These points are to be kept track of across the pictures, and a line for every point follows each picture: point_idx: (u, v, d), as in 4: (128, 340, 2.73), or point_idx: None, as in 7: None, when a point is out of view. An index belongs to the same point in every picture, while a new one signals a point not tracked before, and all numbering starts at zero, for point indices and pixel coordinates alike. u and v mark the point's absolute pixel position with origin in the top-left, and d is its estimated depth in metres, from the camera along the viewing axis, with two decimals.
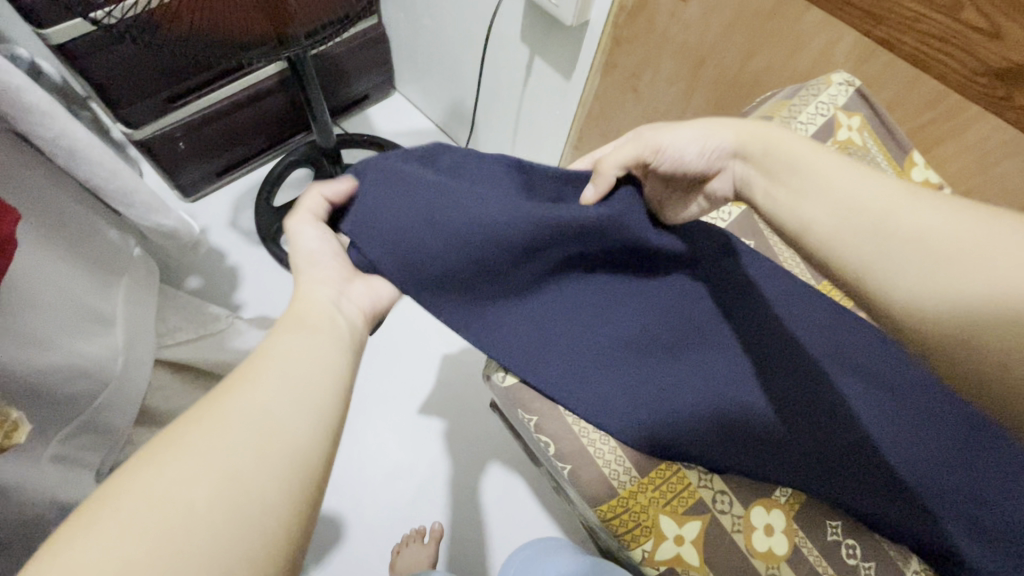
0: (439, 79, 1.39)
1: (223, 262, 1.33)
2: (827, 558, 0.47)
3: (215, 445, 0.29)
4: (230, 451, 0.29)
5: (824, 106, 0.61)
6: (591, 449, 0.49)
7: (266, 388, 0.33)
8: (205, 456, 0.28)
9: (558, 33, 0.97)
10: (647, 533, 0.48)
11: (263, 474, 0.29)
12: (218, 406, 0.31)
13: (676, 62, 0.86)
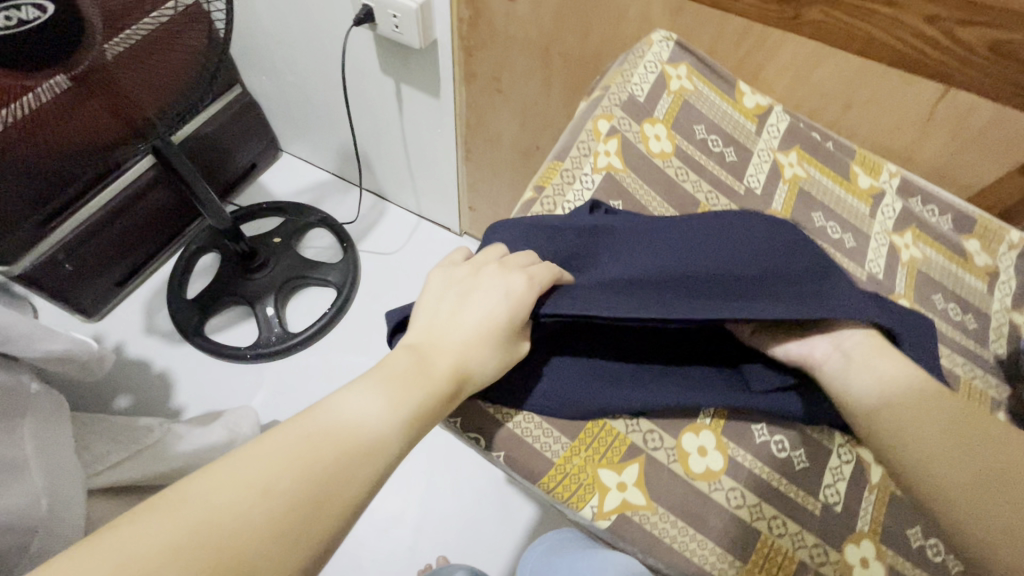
0: (319, 127, 1.38)
1: (149, 371, 1.27)
2: (760, 457, 0.50)
3: (248, 491, 0.31)
4: (270, 486, 0.32)
5: (652, 63, 0.66)
6: (520, 433, 0.46)
7: (295, 439, 0.35)
8: (224, 498, 0.31)
9: (412, 56, 0.99)
10: (589, 488, 0.45)
11: (263, 524, 0.31)
12: (271, 445, 0.34)
13: (526, 58, 0.90)
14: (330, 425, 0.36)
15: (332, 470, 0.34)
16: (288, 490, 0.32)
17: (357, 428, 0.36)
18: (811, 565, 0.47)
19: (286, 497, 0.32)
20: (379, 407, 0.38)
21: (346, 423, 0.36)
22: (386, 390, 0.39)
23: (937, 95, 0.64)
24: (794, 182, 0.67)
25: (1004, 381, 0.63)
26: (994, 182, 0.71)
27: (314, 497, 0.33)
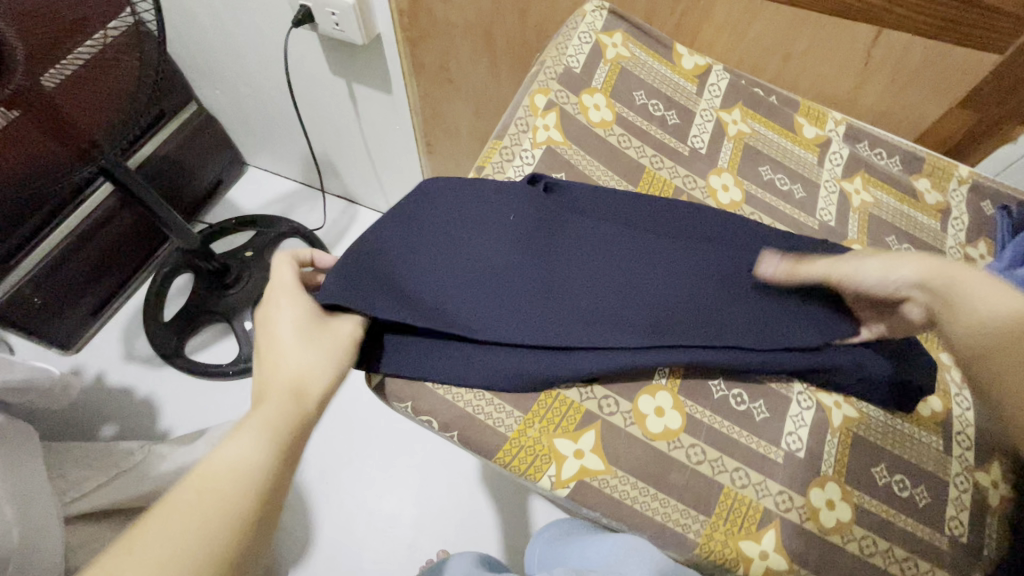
0: (279, 137, 1.37)
1: (134, 398, 1.26)
2: (719, 412, 0.50)
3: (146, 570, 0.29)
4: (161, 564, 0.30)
5: (585, 33, 0.66)
6: (472, 412, 0.46)
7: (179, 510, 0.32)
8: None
9: (357, 55, 0.99)
10: (546, 458, 0.46)
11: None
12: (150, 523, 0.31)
13: (469, 42, 0.91)
14: (213, 471, 0.34)
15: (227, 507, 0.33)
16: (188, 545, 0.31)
17: (235, 467, 0.35)
18: (777, 512, 0.48)
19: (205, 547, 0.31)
20: (261, 446, 0.37)
21: (225, 466, 0.35)
22: (257, 428, 0.37)
23: (871, 38, 0.64)
24: (739, 139, 0.67)
25: None
26: (938, 119, 0.71)
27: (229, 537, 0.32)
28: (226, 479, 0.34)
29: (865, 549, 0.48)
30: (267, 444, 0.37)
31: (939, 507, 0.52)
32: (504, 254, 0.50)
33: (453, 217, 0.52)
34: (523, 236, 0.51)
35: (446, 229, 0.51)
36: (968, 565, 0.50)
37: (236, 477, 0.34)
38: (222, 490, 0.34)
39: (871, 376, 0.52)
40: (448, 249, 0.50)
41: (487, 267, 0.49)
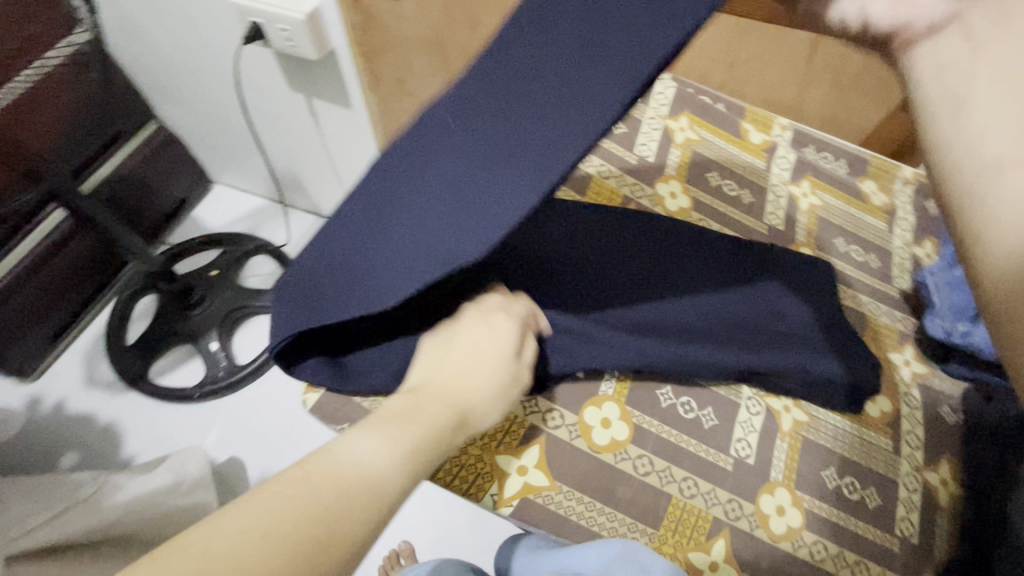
0: (243, 154, 1.35)
1: (94, 426, 1.20)
2: (667, 421, 0.50)
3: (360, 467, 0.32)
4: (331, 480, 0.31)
5: None
6: None
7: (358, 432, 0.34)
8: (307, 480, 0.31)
9: (313, 70, 0.98)
10: (489, 476, 0.45)
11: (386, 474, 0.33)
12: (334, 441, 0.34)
13: (424, 54, 0.91)
14: (337, 466, 0.32)
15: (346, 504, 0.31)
16: (264, 536, 0.29)
17: (366, 468, 0.32)
18: (726, 522, 0.47)
19: (290, 548, 0.29)
20: (384, 447, 0.34)
21: (348, 468, 0.32)
22: (394, 432, 0.35)
23: (809, 45, 0.65)
24: (687, 146, 0.67)
25: (910, 313, 0.64)
26: (879, 123, 0.73)
27: (314, 536, 0.29)
28: (342, 475, 0.32)
29: (817, 555, 0.48)
30: (397, 444, 0.34)
31: (891, 508, 0.52)
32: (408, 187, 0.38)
33: (366, 187, 0.43)
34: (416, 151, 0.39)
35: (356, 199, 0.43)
36: (920, 566, 0.50)
37: (352, 476, 0.32)
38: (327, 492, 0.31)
39: (815, 375, 0.53)
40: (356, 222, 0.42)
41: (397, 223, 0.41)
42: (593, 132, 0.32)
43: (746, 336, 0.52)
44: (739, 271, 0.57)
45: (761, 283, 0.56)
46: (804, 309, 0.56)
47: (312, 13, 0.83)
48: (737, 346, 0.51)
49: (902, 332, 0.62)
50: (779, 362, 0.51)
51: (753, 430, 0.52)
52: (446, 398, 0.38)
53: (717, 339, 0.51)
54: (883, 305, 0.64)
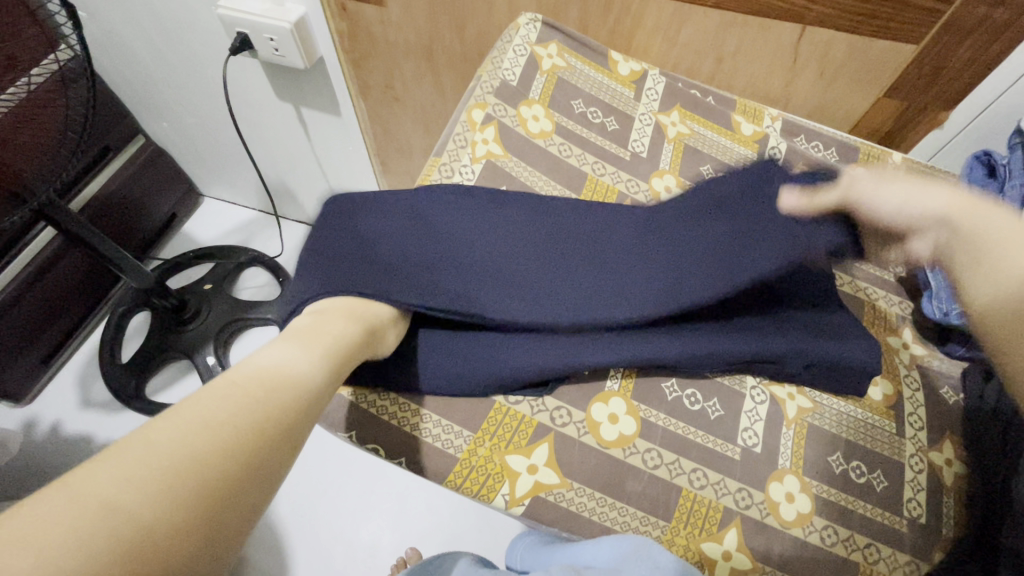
0: (233, 167, 1.34)
1: (92, 446, 1.18)
2: (674, 413, 0.50)
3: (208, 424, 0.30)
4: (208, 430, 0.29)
5: (520, 45, 0.66)
6: (417, 435, 0.46)
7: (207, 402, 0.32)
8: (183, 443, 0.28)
9: (300, 79, 0.97)
10: (499, 477, 0.45)
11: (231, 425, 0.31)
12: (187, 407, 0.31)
13: (412, 60, 0.92)
14: (263, 367, 0.36)
15: (284, 392, 0.35)
16: (217, 413, 0.30)
17: (287, 368, 0.37)
18: (736, 511, 0.47)
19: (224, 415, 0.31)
20: (305, 355, 0.39)
21: (276, 366, 0.36)
22: (305, 347, 0.40)
23: (795, 35, 0.66)
24: (679, 141, 0.68)
25: (906, 297, 0.65)
26: (866, 111, 0.73)
27: (265, 411, 0.33)
28: (269, 373, 0.36)
29: (827, 540, 0.48)
30: (309, 351, 0.40)
31: (898, 490, 0.52)
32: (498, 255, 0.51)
33: (453, 226, 0.52)
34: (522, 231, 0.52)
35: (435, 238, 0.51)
36: (929, 546, 0.51)
37: (281, 373, 0.36)
38: (267, 386, 0.34)
39: (825, 360, 0.52)
40: (428, 247, 0.50)
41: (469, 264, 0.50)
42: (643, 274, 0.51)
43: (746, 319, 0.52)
44: (735, 256, 0.57)
45: None
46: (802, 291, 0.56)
47: (299, 22, 0.82)
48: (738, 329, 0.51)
49: (899, 316, 0.63)
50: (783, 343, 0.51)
51: (761, 419, 0.52)
52: (349, 315, 0.44)
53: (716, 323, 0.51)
54: (880, 290, 0.64)
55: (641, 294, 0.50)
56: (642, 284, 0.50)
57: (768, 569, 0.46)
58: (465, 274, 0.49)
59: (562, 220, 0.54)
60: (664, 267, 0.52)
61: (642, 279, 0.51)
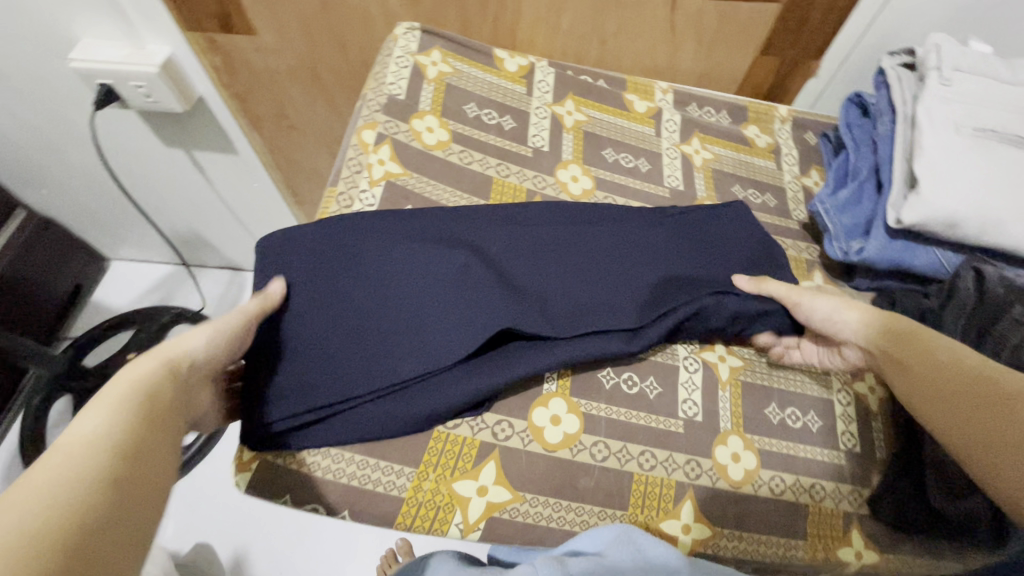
0: (135, 225, 1.25)
1: None
2: (615, 401, 0.50)
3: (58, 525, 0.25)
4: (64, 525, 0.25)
5: (401, 57, 0.65)
6: (359, 483, 0.42)
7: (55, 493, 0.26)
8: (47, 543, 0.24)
9: (184, 121, 0.91)
10: (450, 507, 0.43)
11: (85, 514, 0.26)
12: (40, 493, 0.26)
13: (298, 85, 0.88)
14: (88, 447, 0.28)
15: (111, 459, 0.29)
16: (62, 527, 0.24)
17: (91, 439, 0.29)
18: (689, 483, 0.49)
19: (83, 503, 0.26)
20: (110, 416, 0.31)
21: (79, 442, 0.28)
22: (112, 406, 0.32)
23: (668, 8, 0.68)
24: (578, 128, 0.68)
25: (811, 240, 0.68)
26: (749, 71, 0.77)
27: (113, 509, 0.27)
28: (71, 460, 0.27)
29: (776, 489, 0.50)
30: (121, 412, 0.31)
31: (831, 426, 0.55)
32: (407, 280, 0.48)
33: (375, 258, 0.49)
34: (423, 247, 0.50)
35: (335, 279, 0.48)
36: (867, 470, 0.54)
37: (84, 449, 0.28)
38: (80, 458, 0.28)
39: (749, 313, 0.53)
40: (332, 293, 0.47)
41: (386, 305, 0.47)
42: (575, 274, 0.52)
43: (672, 288, 0.53)
44: (652, 232, 0.57)
45: (673, 236, 0.57)
46: (717, 255, 0.58)
47: (165, 63, 0.77)
48: (671, 299, 0.52)
49: (809, 261, 0.66)
50: (709, 306, 0.52)
51: (700, 388, 0.53)
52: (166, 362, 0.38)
53: (649, 298, 0.52)
54: (788, 239, 0.67)
55: (578, 294, 0.51)
56: (576, 288, 0.51)
57: (726, 531, 0.48)
58: (403, 305, 0.47)
59: (483, 232, 0.53)
60: (591, 267, 0.53)
61: (574, 279, 0.52)
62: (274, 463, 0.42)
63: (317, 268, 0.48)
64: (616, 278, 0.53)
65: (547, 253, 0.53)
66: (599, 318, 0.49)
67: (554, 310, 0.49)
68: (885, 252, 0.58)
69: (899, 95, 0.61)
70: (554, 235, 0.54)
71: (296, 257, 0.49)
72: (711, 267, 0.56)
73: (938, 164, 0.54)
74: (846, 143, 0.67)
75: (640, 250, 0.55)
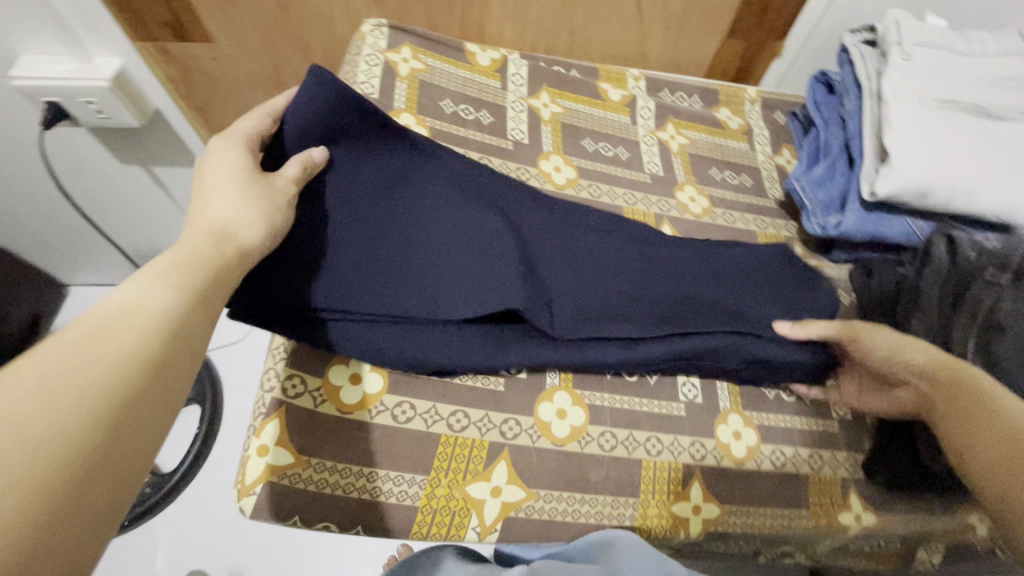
0: (93, 248, 1.18)
1: None
2: (618, 390, 0.50)
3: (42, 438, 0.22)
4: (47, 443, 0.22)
5: (371, 57, 0.63)
6: (370, 497, 0.41)
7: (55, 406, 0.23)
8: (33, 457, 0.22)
9: (141, 136, 0.86)
10: (465, 512, 0.43)
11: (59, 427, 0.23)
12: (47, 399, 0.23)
13: (261, 91, 0.85)
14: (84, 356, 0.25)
15: (145, 350, 0.27)
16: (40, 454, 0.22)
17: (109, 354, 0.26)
18: (695, 465, 0.49)
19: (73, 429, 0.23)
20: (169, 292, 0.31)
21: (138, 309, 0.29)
22: (172, 272, 0.32)
23: None
24: (555, 120, 0.68)
25: (788, 217, 0.70)
26: (716, 54, 0.78)
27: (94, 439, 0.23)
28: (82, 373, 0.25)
29: (778, 462, 0.52)
30: (182, 288, 0.32)
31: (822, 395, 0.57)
32: (473, 240, 0.48)
33: (443, 206, 0.49)
34: (468, 208, 0.49)
35: (390, 209, 0.47)
36: (859, 435, 0.56)
37: (97, 367, 0.25)
38: (120, 333, 0.27)
39: (781, 356, 0.52)
40: (396, 223, 0.46)
41: (415, 252, 0.46)
42: (622, 276, 0.53)
43: (703, 317, 0.52)
44: (686, 257, 0.56)
45: (714, 269, 0.56)
46: (755, 289, 0.56)
47: (118, 76, 0.72)
48: (699, 328, 0.51)
49: (788, 237, 0.68)
50: (739, 339, 0.51)
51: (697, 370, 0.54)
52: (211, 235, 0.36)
53: (678, 317, 0.51)
54: (766, 217, 0.69)
55: (620, 291, 0.52)
56: (623, 284, 0.52)
57: (733, 507, 0.49)
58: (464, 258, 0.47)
59: (544, 220, 0.54)
60: (636, 265, 0.54)
61: (622, 275, 0.53)
62: (281, 485, 0.40)
63: (380, 184, 0.47)
64: (653, 285, 0.53)
65: (601, 248, 0.54)
66: (638, 317, 0.50)
67: (597, 305, 0.50)
68: (861, 224, 0.60)
69: (863, 71, 0.63)
70: (607, 238, 0.55)
71: (364, 159, 0.47)
72: (749, 304, 0.54)
73: (907, 138, 0.56)
74: (816, 120, 0.68)
75: (674, 275, 0.54)
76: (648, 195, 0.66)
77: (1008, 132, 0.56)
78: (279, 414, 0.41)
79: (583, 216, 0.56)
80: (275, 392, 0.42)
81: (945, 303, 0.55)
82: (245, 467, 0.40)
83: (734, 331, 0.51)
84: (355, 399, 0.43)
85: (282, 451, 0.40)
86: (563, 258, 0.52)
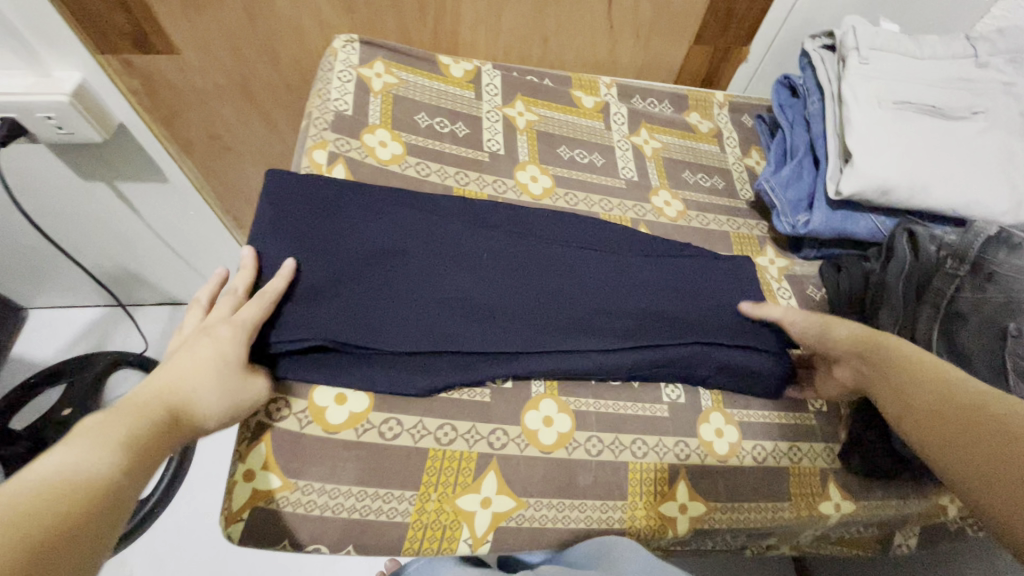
0: (56, 268, 1.13)
1: None
2: (602, 395, 0.51)
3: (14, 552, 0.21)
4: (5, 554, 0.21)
5: (344, 71, 0.63)
6: (360, 515, 0.40)
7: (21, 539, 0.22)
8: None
9: (103, 151, 0.83)
10: (455, 525, 0.42)
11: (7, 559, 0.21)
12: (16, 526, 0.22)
13: (230, 103, 0.83)
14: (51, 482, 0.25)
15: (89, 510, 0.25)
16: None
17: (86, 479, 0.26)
18: (680, 465, 0.50)
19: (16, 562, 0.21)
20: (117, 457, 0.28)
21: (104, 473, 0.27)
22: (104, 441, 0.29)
23: (605, 5, 0.69)
24: (530, 128, 0.69)
25: (758, 217, 0.72)
26: (685, 61, 0.80)
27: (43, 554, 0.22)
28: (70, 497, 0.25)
29: (759, 457, 0.53)
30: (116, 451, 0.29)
31: (799, 390, 0.58)
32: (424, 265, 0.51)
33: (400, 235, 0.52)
34: (424, 237, 0.52)
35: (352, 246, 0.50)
36: (835, 427, 0.58)
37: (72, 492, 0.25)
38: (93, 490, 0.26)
39: (739, 359, 0.54)
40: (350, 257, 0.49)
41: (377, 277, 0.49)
42: (585, 286, 0.54)
43: (666, 319, 0.54)
44: (648, 259, 0.58)
45: (674, 270, 0.58)
46: (708, 290, 0.58)
47: (77, 90, 0.70)
48: (663, 332, 0.53)
49: (760, 237, 0.70)
50: (702, 341, 0.53)
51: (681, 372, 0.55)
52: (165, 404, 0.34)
53: (642, 323, 0.53)
54: (738, 219, 0.71)
55: (585, 304, 0.53)
56: (586, 296, 0.53)
57: (720, 504, 0.50)
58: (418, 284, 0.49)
59: (509, 237, 0.55)
60: (597, 276, 0.55)
61: (584, 286, 0.54)
62: (268, 509, 0.39)
63: (345, 225, 0.51)
64: (616, 294, 0.55)
65: (564, 259, 0.55)
66: (600, 328, 0.51)
67: (559, 317, 0.51)
68: (827, 222, 0.62)
69: (824, 75, 0.66)
70: (570, 249, 0.56)
71: (325, 204, 0.52)
72: (705, 305, 0.57)
73: (867, 138, 0.58)
74: (782, 123, 0.71)
75: (639, 278, 0.57)
76: (624, 201, 0.67)
77: (959, 130, 0.59)
78: (267, 437, 0.41)
79: (535, 227, 0.58)
80: (261, 415, 0.42)
81: (909, 296, 0.57)
82: (231, 493, 0.39)
83: (696, 333, 0.54)
84: (341, 418, 0.43)
85: (268, 475, 0.40)
86: (526, 274, 0.53)
